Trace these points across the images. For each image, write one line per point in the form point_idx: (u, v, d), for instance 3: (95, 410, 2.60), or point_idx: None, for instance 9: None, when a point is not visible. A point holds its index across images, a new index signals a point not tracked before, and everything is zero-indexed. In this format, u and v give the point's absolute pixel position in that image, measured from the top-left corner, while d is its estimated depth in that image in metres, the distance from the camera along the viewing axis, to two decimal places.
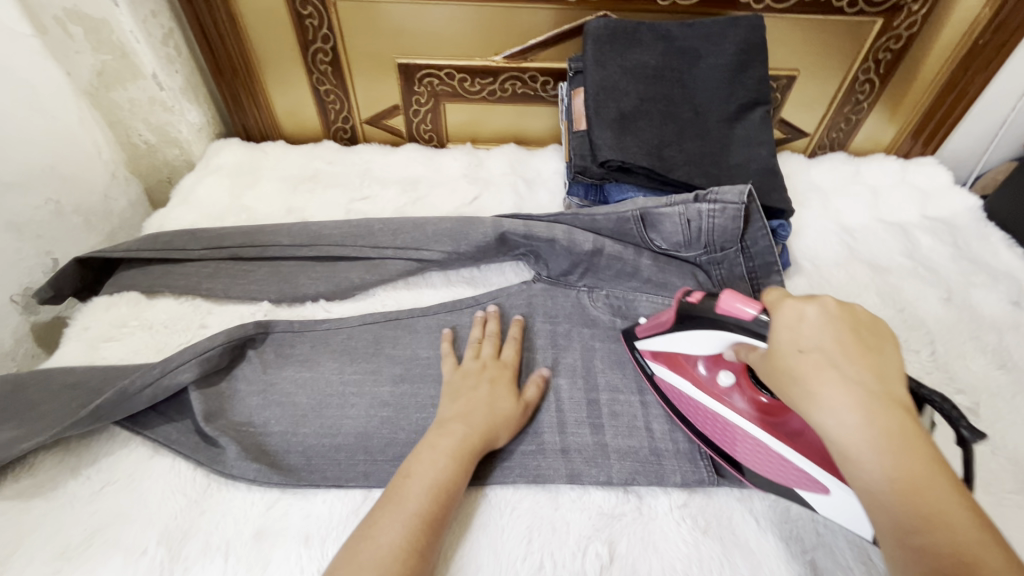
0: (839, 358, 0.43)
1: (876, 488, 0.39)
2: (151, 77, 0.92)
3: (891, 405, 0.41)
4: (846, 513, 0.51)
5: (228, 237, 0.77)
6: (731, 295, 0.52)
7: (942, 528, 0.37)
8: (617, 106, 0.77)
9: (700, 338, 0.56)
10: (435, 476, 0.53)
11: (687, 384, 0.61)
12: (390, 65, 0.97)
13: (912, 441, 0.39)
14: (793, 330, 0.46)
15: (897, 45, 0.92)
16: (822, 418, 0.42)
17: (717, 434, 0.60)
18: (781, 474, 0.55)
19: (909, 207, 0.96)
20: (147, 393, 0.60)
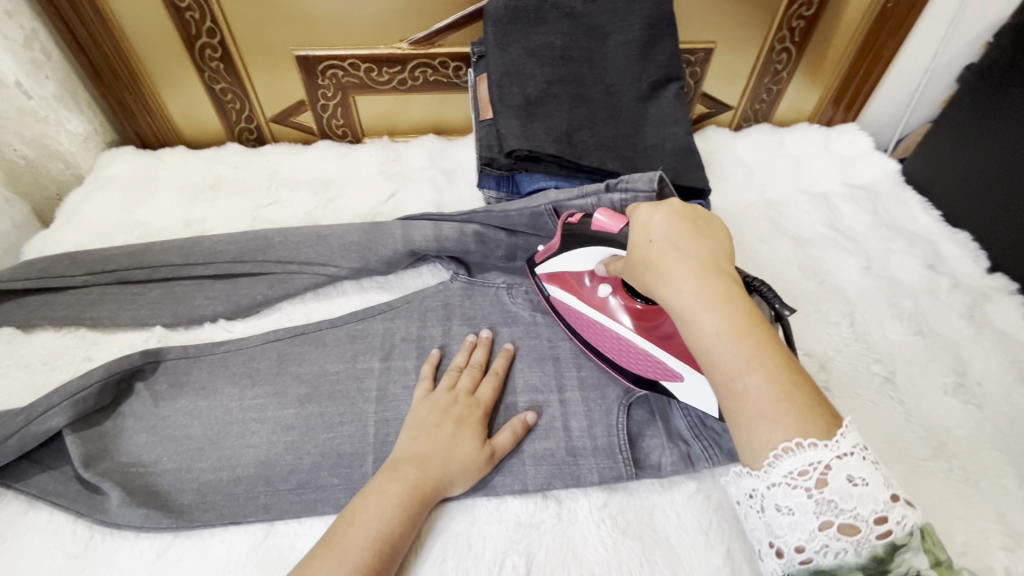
0: (675, 238, 0.48)
1: (709, 346, 0.42)
2: (15, 85, 0.82)
3: (720, 276, 0.45)
4: (697, 399, 0.56)
5: (114, 259, 0.72)
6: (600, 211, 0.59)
7: (758, 373, 0.40)
8: (522, 90, 0.73)
9: (581, 250, 0.62)
10: (378, 529, 0.49)
11: (576, 301, 0.64)
12: (289, 57, 0.90)
13: (735, 298, 0.43)
14: (641, 222, 0.51)
15: (810, 12, 0.91)
16: (661, 289, 0.46)
17: (600, 342, 0.63)
18: (651, 370, 0.59)
19: (831, 175, 0.96)
20: (14, 442, 0.55)
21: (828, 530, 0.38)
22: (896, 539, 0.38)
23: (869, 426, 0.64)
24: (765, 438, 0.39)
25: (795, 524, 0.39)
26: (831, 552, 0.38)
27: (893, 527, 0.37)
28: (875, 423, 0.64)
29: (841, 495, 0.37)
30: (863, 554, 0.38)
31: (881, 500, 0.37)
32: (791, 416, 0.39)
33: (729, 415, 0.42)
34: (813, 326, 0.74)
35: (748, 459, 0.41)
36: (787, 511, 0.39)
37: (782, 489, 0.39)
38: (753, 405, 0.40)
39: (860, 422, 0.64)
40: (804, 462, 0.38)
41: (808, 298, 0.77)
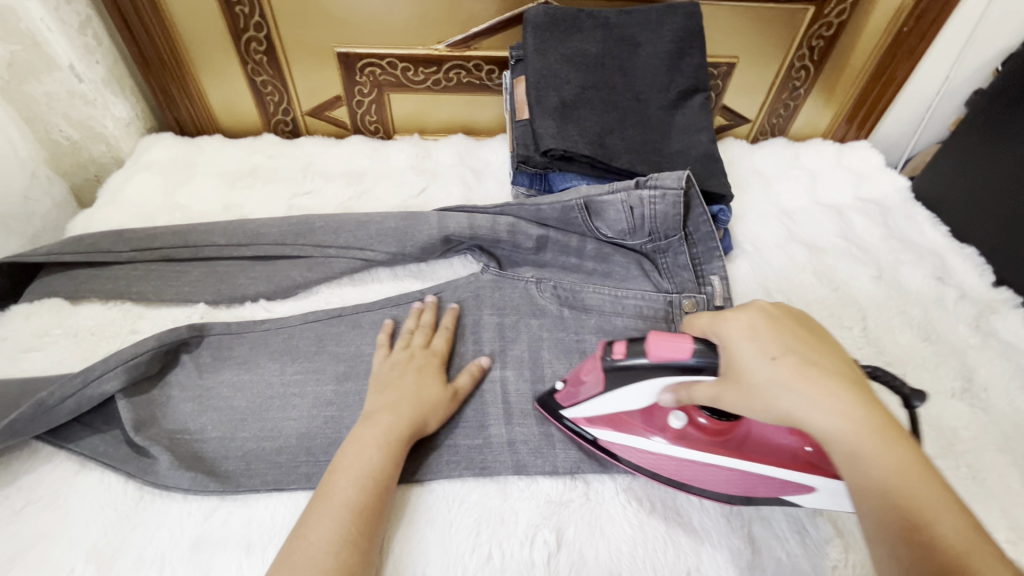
0: (806, 351, 0.43)
1: (881, 487, 0.38)
2: (68, 68, 0.85)
3: (865, 397, 0.41)
4: (834, 503, 0.52)
5: (159, 237, 0.75)
6: (663, 339, 0.48)
7: (947, 515, 0.36)
8: (558, 94, 0.77)
9: (637, 389, 0.53)
10: (364, 470, 0.53)
11: (642, 441, 0.58)
12: (329, 54, 0.94)
13: (889, 426, 0.40)
14: (752, 331, 0.45)
15: (829, 32, 0.95)
16: (802, 412, 0.41)
17: (682, 474, 0.58)
18: (756, 486, 0.55)
19: (844, 189, 1.00)
20: (70, 403, 0.57)
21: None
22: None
23: None
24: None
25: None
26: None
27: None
28: None
29: None
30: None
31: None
32: (992, 567, 0.34)
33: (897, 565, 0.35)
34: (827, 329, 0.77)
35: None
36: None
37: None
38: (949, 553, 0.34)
39: None
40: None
41: (823, 303, 0.80)
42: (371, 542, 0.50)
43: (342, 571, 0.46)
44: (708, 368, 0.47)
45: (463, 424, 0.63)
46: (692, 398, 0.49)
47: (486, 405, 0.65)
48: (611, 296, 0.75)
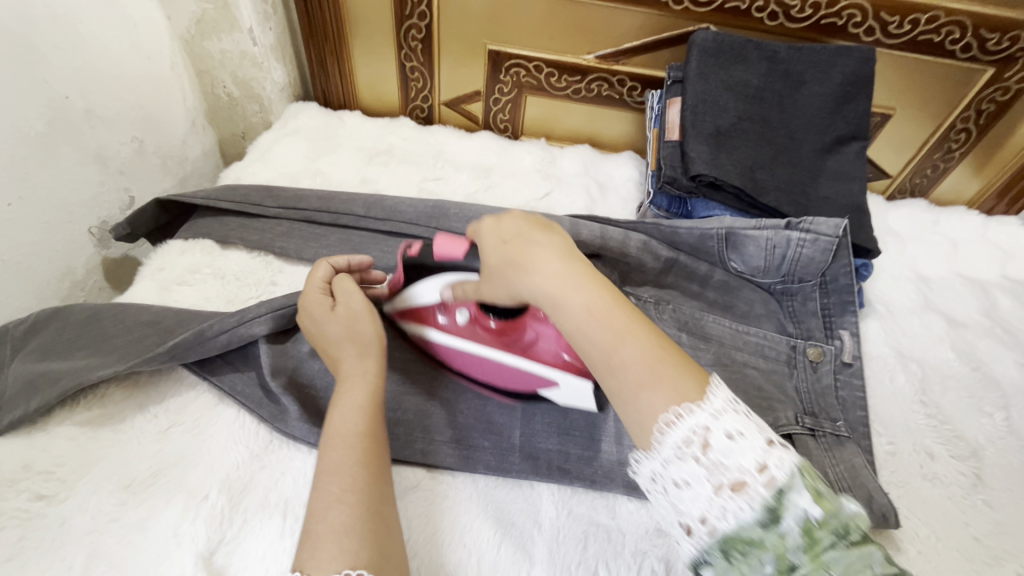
0: (534, 237, 0.51)
1: (579, 331, 0.45)
2: (247, 31, 0.91)
3: (576, 261, 0.49)
4: (572, 400, 0.60)
5: (304, 200, 0.78)
6: (444, 238, 0.59)
7: (632, 345, 0.43)
8: (715, 121, 0.76)
9: (427, 284, 0.61)
10: (346, 430, 0.49)
11: (433, 334, 0.63)
12: (481, 50, 0.96)
13: (597, 282, 0.47)
14: (495, 228, 0.54)
15: (1003, 97, 0.89)
16: (523, 283, 0.49)
17: (466, 367, 0.64)
18: (519, 382, 0.61)
19: (989, 264, 0.93)
20: (222, 339, 0.60)
21: (722, 493, 0.37)
22: (782, 486, 0.36)
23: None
24: (650, 404, 0.41)
25: (694, 496, 0.38)
26: (728, 517, 0.37)
27: (775, 472, 0.37)
28: None
29: (725, 454, 0.38)
30: (758, 508, 0.36)
31: (760, 450, 0.38)
32: (661, 376, 0.42)
33: (613, 392, 0.43)
34: (964, 410, 0.72)
35: (641, 440, 0.42)
36: (684, 485, 0.39)
37: (675, 464, 0.39)
38: (630, 374, 0.42)
39: (1013, 519, 0.62)
40: (688, 431, 0.39)
41: (960, 381, 0.75)
42: (383, 498, 0.47)
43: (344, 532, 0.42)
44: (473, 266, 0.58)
45: (578, 434, 0.63)
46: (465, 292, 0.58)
47: (598, 418, 0.64)
48: (731, 328, 0.72)
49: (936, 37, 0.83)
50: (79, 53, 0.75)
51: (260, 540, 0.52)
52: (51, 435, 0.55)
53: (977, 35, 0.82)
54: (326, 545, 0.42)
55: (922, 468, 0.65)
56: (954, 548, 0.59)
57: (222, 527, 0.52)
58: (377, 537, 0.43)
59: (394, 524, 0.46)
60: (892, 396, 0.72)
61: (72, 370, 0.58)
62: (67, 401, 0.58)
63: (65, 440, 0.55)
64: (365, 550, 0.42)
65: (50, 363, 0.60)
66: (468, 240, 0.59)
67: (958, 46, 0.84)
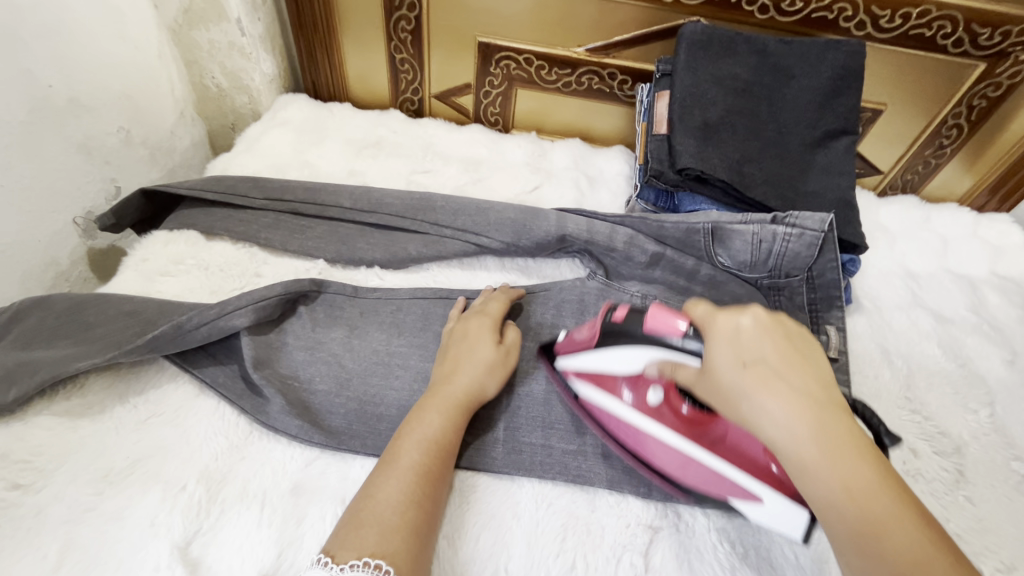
0: (778, 361, 0.41)
1: (829, 504, 0.37)
2: (235, 21, 0.90)
3: (831, 409, 0.39)
4: (774, 521, 0.49)
5: (291, 191, 0.78)
6: (661, 309, 0.51)
7: (895, 535, 0.35)
8: (703, 114, 0.76)
9: (621, 351, 0.55)
10: (428, 435, 0.52)
11: (616, 406, 0.58)
12: (471, 42, 0.96)
13: (854, 445, 0.38)
14: (731, 339, 0.43)
15: (995, 93, 0.89)
16: (761, 421, 0.40)
17: (646, 453, 0.57)
18: (711, 483, 0.53)
19: (978, 261, 0.92)
20: (202, 331, 0.60)
21: None
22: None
23: (1005, 522, 0.61)
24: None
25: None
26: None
27: None
28: (1012, 520, 0.62)
29: None
30: None
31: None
32: None
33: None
34: (949, 407, 0.72)
35: None
36: None
37: None
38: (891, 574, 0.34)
39: (993, 515, 0.62)
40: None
41: (945, 378, 0.75)
42: (433, 509, 0.49)
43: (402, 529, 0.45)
44: (693, 351, 0.48)
45: (561, 427, 0.63)
46: (673, 374, 0.50)
47: None
48: None
49: (927, 31, 0.82)
50: (64, 41, 0.74)
51: (236, 531, 0.51)
52: (29, 425, 0.55)
53: (969, 30, 0.82)
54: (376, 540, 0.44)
55: (905, 464, 0.65)
56: None
57: (200, 518, 0.52)
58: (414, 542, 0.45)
59: (429, 540, 0.47)
60: (878, 392, 0.72)
61: (51, 360, 0.58)
62: (47, 391, 0.58)
63: (44, 430, 0.55)
64: (401, 558, 0.43)
65: (29, 353, 0.60)
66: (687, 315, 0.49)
67: (949, 40, 0.83)
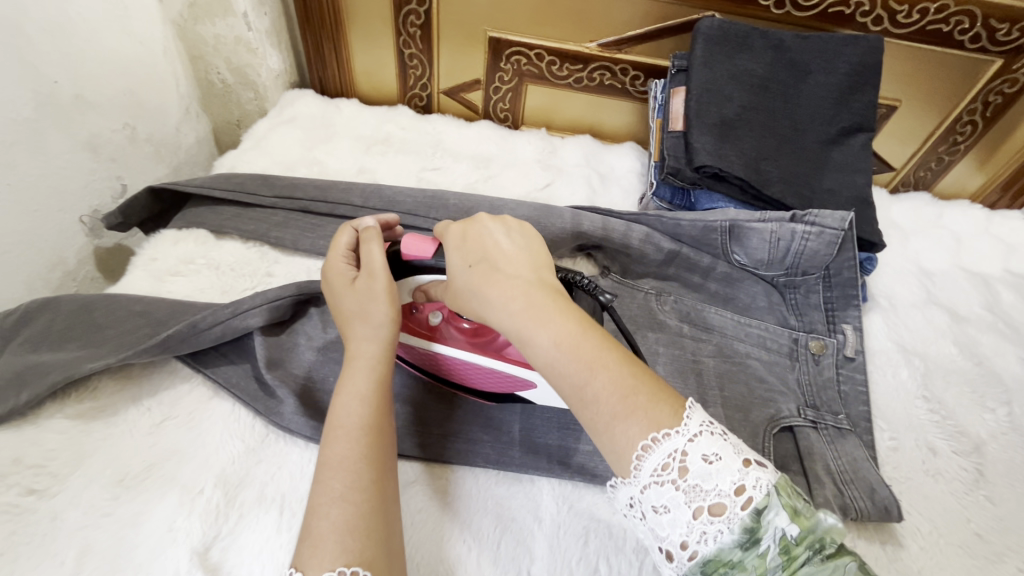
0: (500, 259, 0.47)
1: (550, 365, 0.42)
2: (241, 16, 0.88)
3: (541, 286, 0.45)
4: (548, 397, 0.57)
5: (301, 189, 0.77)
6: (412, 238, 0.55)
7: (604, 375, 0.40)
8: (719, 110, 0.75)
9: (393, 283, 0.60)
10: (350, 423, 0.46)
11: (403, 337, 0.61)
12: (481, 37, 0.95)
13: (563, 308, 0.43)
14: (461, 244, 0.50)
15: (1011, 89, 0.88)
16: (494, 316, 0.45)
17: (441, 370, 0.61)
18: (497, 384, 0.58)
19: (992, 259, 0.92)
20: (215, 331, 0.59)
21: (700, 517, 0.36)
22: (758, 505, 0.35)
23: None
24: (625, 439, 0.38)
25: (674, 523, 0.37)
26: (709, 539, 0.36)
27: (753, 492, 0.36)
28: None
29: (701, 478, 0.37)
30: (736, 531, 0.35)
31: (735, 468, 0.36)
32: (638, 408, 0.39)
33: (585, 422, 0.41)
34: (966, 405, 0.71)
35: (617, 466, 0.39)
36: (663, 510, 0.37)
37: (652, 489, 0.38)
38: (603, 408, 0.39)
39: (1015, 515, 0.62)
40: (665, 454, 0.37)
41: (963, 376, 0.75)
42: (387, 498, 0.44)
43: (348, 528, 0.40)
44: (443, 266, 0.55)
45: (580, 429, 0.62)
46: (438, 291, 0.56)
47: None
48: (734, 320, 0.72)
49: (945, 27, 0.81)
50: (69, 37, 0.73)
51: (256, 536, 0.51)
52: (41, 429, 0.54)
53: (987, 25, 0.81)
54: (319, 546, 0.39)
55: (924, 464, 0.65)
56: (958, 544, 0.59)
57: (218, 522, 0.51)
58: (376, 533, 0.41)
59: (395, 519, 0.44)
60: (895, 391, 0.72)
61: (63, 363, 0.57)
62: (59, 393, 0.57)
63: (56, 433, 0.54)
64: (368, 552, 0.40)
65: (40, 355, 0.59)
66: (436, 239, 0.56)
67: (967, 36, 0.82)
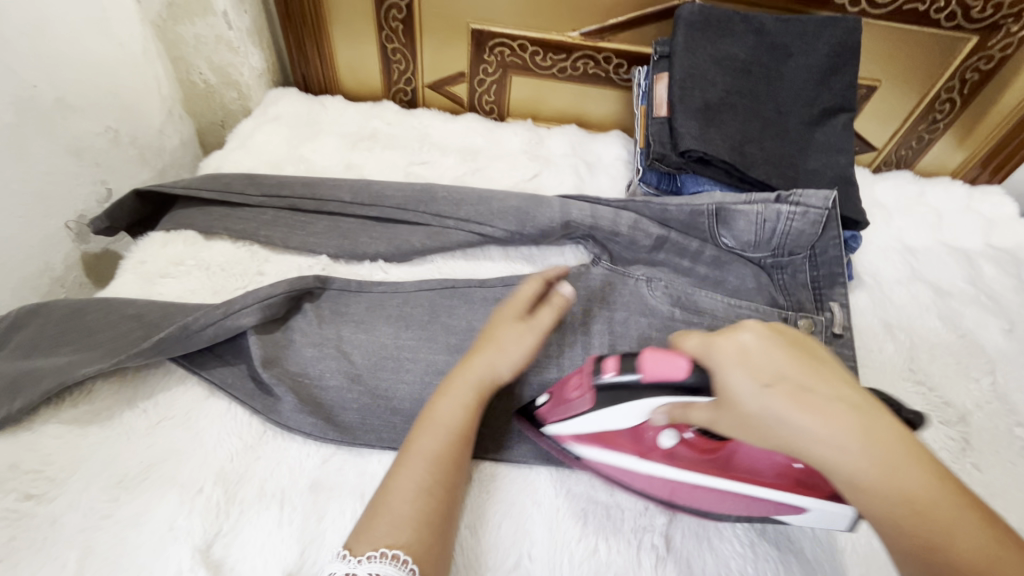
0: (809, 384, 0.38)
1: (893, 519, 0.36)
2: (221, 14, 0.88)
3: (876, 422, 0.37)
4: (822, 521, 0.50)
5: (289, 187, 0.77)
6: (665, 357, 0.45)
7: (965, 539, 0.34)
8: (703, 95, 0.75)
9: (619, 411, 0.49)
10: (447, 425, 0.51)
11: (628, 460, 0.53)
12: (464, 30, 0.94)
13: (905, 452, 0.36)
14: (744, 360, 0.40)
15: (987, 66, 0.89)
16: (822, 460, 0.37)
17: (674, 494, 0.54)
18: (748, 505, 0.52)
19: (973, 234, 0.94)
20: (208, 332, 0.59)
21: None
22: None
23: (1010, 485, 0.63)
24: None
25: None
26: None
27: None
28: (1016, 484, 0.63)
29: None
30: None
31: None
32: None
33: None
34: (952, 377, 0.73)
35: None
36: None
37: None
38: None
39: (999, 480, 0.63)
40: None
41: (947, 349, 0.76)
42: (452, 503, 0.48)
43: (421, 519, 0.45)
44: (705, 390, 0.44)
45: None
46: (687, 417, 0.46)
47: None
48: (724, 302, 0.71)
49: (921, 6, 0.83)
50: (47, 41, 0.72)
51: (257, 531, 0.51)
52: (36, 434, 0.54)
53: (961, 3, 0.82)
54: (390, 528, 0.44)
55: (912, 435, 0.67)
56: None
57: (219, 519, 0.51)
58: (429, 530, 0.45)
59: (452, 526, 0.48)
60: (882, 365, 0.73)
61: (55, 368, 0.57)
62: (53, 398, 0.57)
63: (53, 438, 0.54)
64: (418, 550, 0.44)
65: (31, 361, 0.59)
66: (682, 352, 0.45)
67: (943, 14, 0.83)
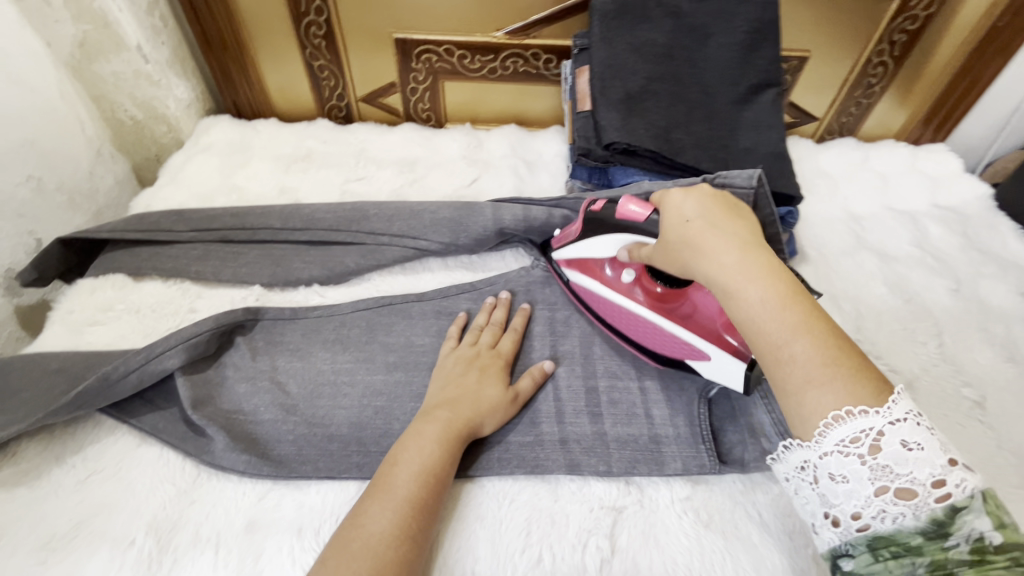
0: (716, 220, 0.48)
1: (753, 321, 0.43)
2: (135, 48, 0.87)
3: (761, 251, 0.46)
4: (719, 374, 0.57)
5: (218, 219, 0.76)
6: (633, 200, 0.60)
7: (806, 339, 0.41)
8: (624, 85, 0.75)
9: (600, 238, 0.63)
10: (423, 467, 0.51)
11: (598, 286, 0.66)
12: (387, 40, 0.93)
13: (775, 271, 0.44)
14: (679, 204, 0.51)
15: (913, 26, 0.89)
16: (712, 272, 0.46)
17: (622, 325, 0.65)
18: (673, 348, 0.61)
19: (918, 195, 0.94)
20: (132, 379, 0.58)
21: (885, 496, 0.37)
22: (957, 503, 0.36)
23: (960, 447, 0.63)
24: (817, 404, 0.39)
25: (851, 491, 0.39)
26: (888, 518, 0.37)
27: (953, 489, 0.36)
28: (967, 445, 0.63)
29: (896, 460, 0.37)
30: (923, 518, 0.36)
31: (938, 463, 0.37)
32: (838, 377, 0.39)
33: (773, 379, 0.42)
34: (899, 344, 0.73)
35: (800, 428, 0.41)
36: (841, 478, 0.39)
37: (835, 457, 0.39)
38: (799, 370, 0.40)
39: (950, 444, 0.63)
40: (856, 429, 0.38)
41: (894, 315, 0.76)
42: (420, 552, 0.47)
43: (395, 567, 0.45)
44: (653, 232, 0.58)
45: (517, 421, 0.62)
46: (637, 253, 0.59)
47: (537, 401, 0.63)
48: None
49: None
50: None
51: None
52: None
53: None
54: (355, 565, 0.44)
55: None
56: None
57: (151, 570, 0.51)
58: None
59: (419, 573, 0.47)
60: None
61: None
62: None
63: None
64: None
65: None
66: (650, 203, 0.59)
67: None
